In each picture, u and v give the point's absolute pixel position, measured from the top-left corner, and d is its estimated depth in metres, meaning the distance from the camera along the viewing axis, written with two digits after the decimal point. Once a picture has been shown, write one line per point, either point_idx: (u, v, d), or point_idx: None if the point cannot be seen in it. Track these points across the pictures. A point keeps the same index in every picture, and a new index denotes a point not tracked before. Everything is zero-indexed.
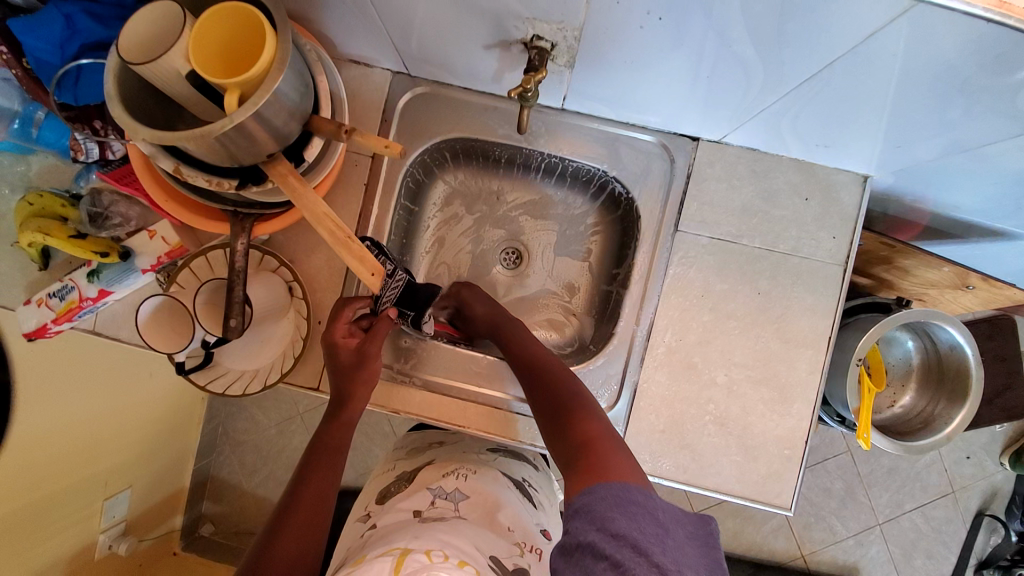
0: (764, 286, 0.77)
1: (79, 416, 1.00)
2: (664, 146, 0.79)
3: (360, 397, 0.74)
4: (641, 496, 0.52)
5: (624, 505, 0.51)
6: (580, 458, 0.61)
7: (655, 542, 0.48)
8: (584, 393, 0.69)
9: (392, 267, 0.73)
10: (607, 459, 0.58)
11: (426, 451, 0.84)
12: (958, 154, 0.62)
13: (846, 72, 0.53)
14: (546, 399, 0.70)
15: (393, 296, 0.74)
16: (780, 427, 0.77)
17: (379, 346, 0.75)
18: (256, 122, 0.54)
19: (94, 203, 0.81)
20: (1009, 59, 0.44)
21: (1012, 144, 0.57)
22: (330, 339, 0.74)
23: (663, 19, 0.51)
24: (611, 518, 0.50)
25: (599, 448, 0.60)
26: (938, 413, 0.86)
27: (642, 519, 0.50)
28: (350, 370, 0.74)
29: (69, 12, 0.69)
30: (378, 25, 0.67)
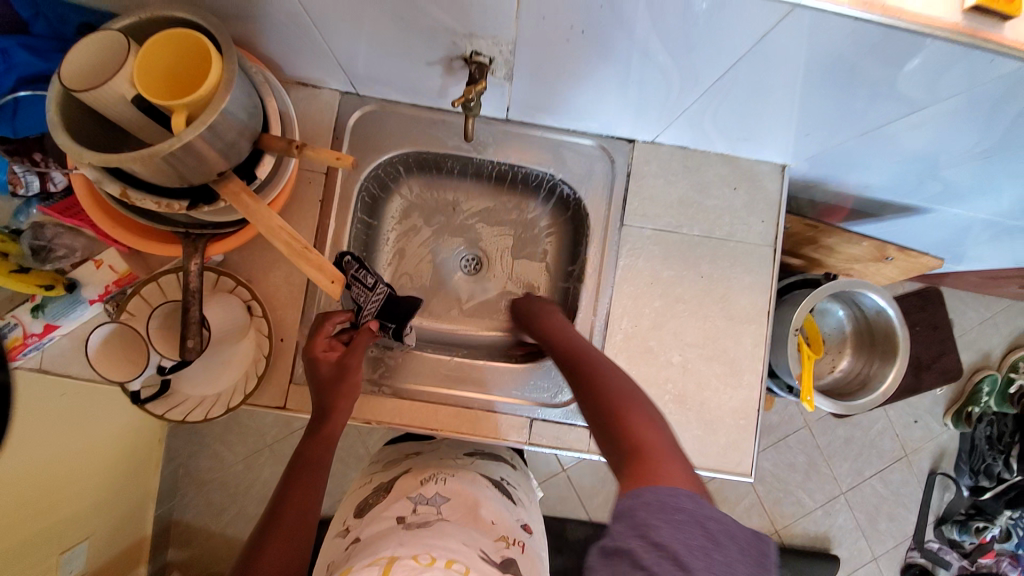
0: (706, 270, 0.83)
1: (42, 457, 0.97)
2: (604, 148, 0.85)
3: (342, 409, 0.74)
4: (692, 504, 0.46)
5: (671, 513, 0.45)
6: (626, 463, 0.53)
7: (700, 558, 0.42)
8: (639, 395, 0.60)
9: (373, 280, 0.77)
10: (660, 464, 0.51)
11: (405, 460, 0.83)
12: (864, 137, 0.70)
13: (748, 70, 0.60)
14: (596, 394, 0.62)
15: (374, 309, 0.78)
16: (734, 399, 0.83)
17: (359, 357, 0.76)
18: (206, 141, 0.56)
19: (36, 236, 0.78)
20: (889, 50, 0.52)
21: (903, 123, 0.65)
22: (311, 354, 0.76)
23: (586, 32, 0.57)
24: (653, 526, 0.44)
25: (652, 450, 0.52)
26: (873, 372, 0.94)
27: (691, 533, 0.44)
28: (331, 384, 0.74)
29: (5, 46, 0.69)
30: (323, 47, 0.70)
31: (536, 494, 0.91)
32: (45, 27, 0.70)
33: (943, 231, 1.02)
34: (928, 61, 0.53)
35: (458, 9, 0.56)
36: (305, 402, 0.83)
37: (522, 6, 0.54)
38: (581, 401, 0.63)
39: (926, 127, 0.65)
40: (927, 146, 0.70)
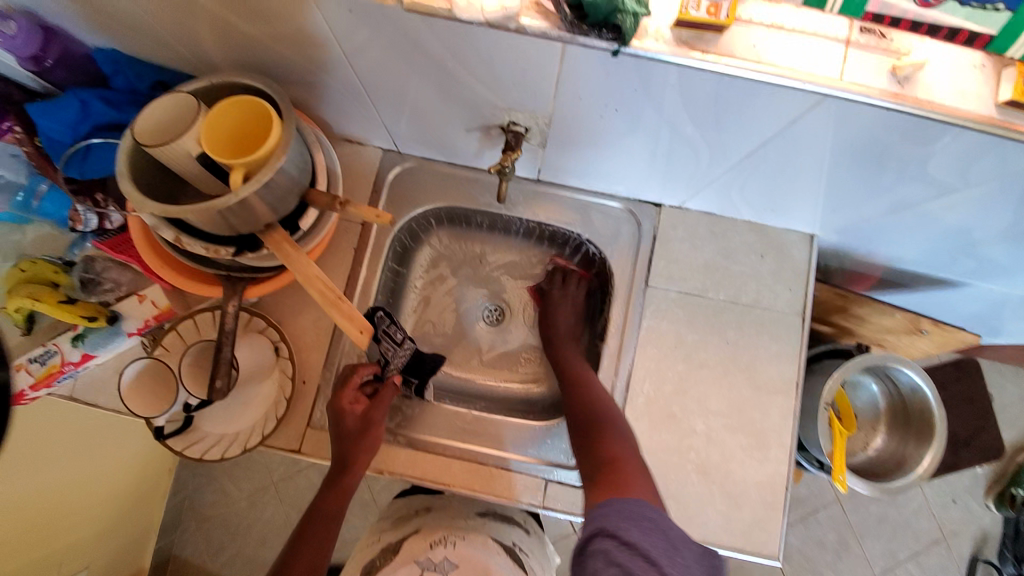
0: (731, 336, 0.82)
1: (48, 484, 0.97)
2: (631, 211, 0.87)
3: (364, 462, 0.76)
4: (657, 515, 0.57)
5: (639, 520, 0.56)
6: (602, 472, 0.68)
7: (662, 553, 0.53)
8: (615, 416, 0.75)
9: (402, 336, 0.81)
10: (630, 479, 0.65)
11: (415, 518, 0.81)
12: (900, 211, 0.70)
13: (777, 150, 0.62)
14: (580, 417, 0.76)
15: (399, 363, 0.82)
16: (760, 473, 0.79)
17: (383, 411, 0.78)
18: (259, 196, 0.59)
19: (87, 269, 0.84)
20: (918, 135, 0.53)
21: (941, 201, 0.65)
22: (337, 405, 0.76)
23: (620, 111, 0.60)
24: (624, 529, 0.55)
25: (625, 469, 0.67)
26: (908, 453, 0.89)
27: (653, 533, 0.55)
28: (353, 437, 0.76)
29: (85, 98, 0.75)
30: (372, 110, 0.75)
31: (552, 562, 0.88)
32: (124, 82, 0.76)
33: (979, 305, 0.99)
34: (956, 141, 0.52)
35: (500, 86, 0.60)
36: (320, 447, 0.83)
37: (562, 87, 0.58)
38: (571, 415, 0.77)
39: (966, 206, 0.65)
40: (967, 222, 0.68)
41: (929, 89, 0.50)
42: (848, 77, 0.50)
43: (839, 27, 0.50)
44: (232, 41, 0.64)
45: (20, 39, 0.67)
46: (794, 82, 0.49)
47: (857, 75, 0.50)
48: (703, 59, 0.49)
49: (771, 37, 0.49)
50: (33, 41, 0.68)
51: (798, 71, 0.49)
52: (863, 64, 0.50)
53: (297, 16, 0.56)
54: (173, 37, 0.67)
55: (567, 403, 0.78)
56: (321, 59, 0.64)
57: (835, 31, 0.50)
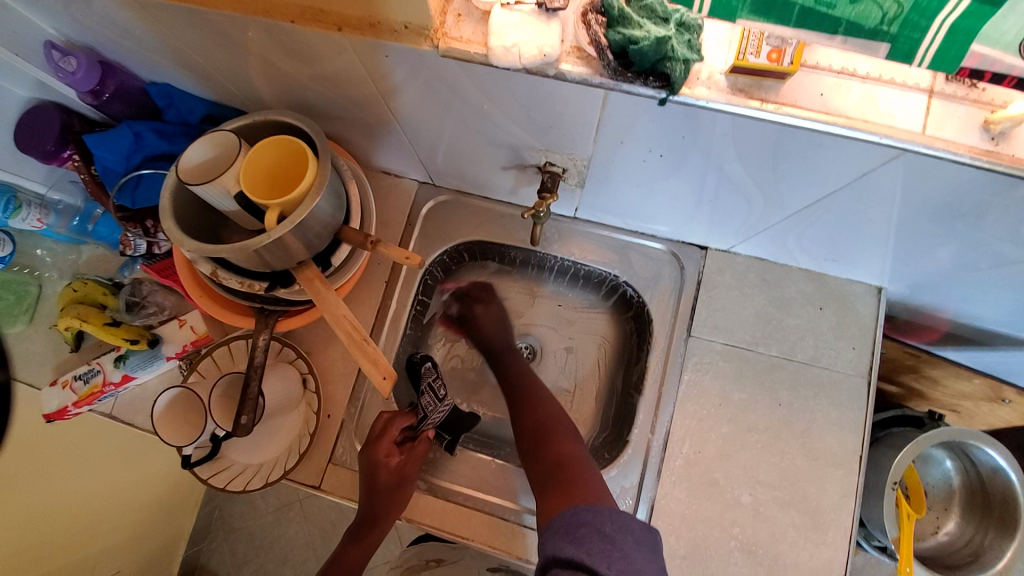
0: (784, 397, 0.75)
1: (78, 492, 0.99)
2: (674, 253, 0.82)
3: (391, 517, 0.74)
4: (592, 517, 0.58)
5: (574, 530, 0.58)
6: (553, 473, 0.69)
7: (601, 555, 0.54)
8: (562, 420, 0.76)
9: (444, 392, 0.81)
10: (580, 478, 0.67)
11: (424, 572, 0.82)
12: (992, 269, 0.60)
13: (843, 201, 0.55)
14: (529, 425, 0.76)
15: (437, 419, 0.80)
16: (815, 558, 0.71)
17: (417, 467, 0.76)
18: (293, 237, 0.59)
19: (133, 292, 0.88)
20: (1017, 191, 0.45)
21: None
22: (372, 457, 0.74)
23: (664, 156, 0.56)
24: (561, 546, 0.57)
25: (574, 469, 0.68)
26: (987, 545, 0.77)
27: (591, 539, 0.56)
28: (388, 494, 0.74)
29: (139, 130, 0.79)
30: (407, 145, 0.75)
31: None
32: (175, 115, 0.79)
33: None
34: None
35: (537, 130, 0.58)
36: (340, 485, 0.81)
37: (602, 133, 0.55)
38: (518, 417, 0.79)
39: None
40: None
41: None
42: (933, 131, 0.43)
43: (923, 75, 0.44)
44: (277, 81, 0.65)
45: (79, 74, 0.72)
46: (867, 134, 0.43)
47: (944, 129, 0.43)
48: (761, 109, 0.44)
49: (843, 85, 0.44)
50: (91, 75, 0.72)
51: (873, 122, 0.43)
52: (951, 117, 0.44)
53: (335, 57, 0.55)
54: (223, 75, 0.69)
55: (513, 414, 0.80)
56: (360, 98, 0.64)
57: (918, 79, 0.44)
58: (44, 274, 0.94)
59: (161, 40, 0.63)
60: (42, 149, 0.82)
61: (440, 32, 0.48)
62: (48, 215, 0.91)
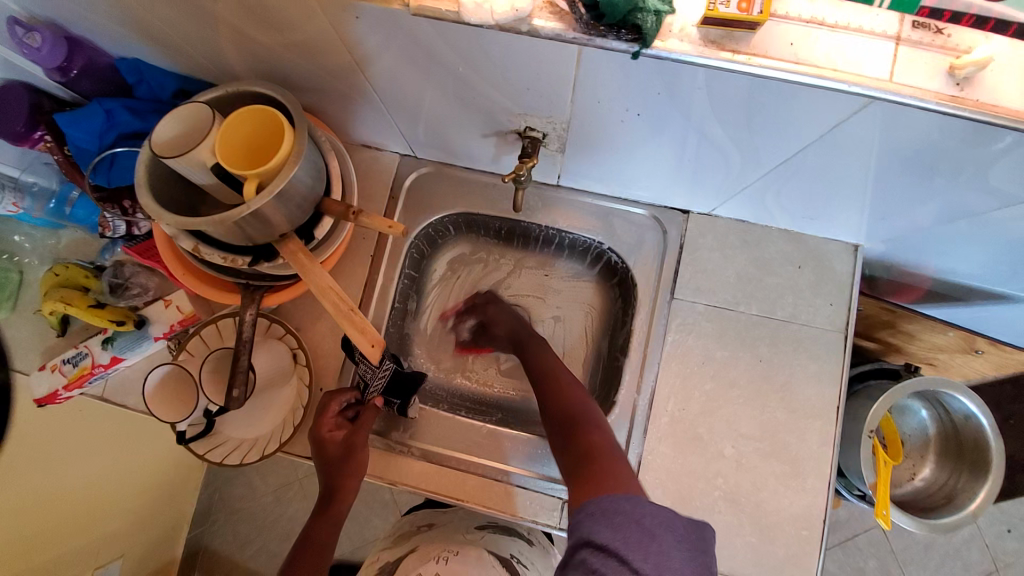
0: (764, 353, 0.78)
1: (61, 487, 0.98)
2: (657, 218, 0.83)
3: (350, 487, 0.75)
4: (631, 506, 0.55)
5: (612, 516, 0.54)
6: (583, 465, 0.65)
7: (637, 548, 0.51)
8: (592, 410, 0.73)
9: (380, 358, 0.75)
10: (609, 469, 0.63)
11: (414, 536, 0.85)
12: (960, 221, 0.62)
13: (817, 156, 0.56)
14: (557, 415, 0.73)
15: (380, 384, 0.78)
16: (795, 504, 0.74)
17: (365, 435, 0.77)
18: (273, 208, 0.59)
19: (117, 274, 0.88)
20: (982, 137, 0.46)
21: (1011, 211, 0.57)
22: (317, 434, 0.75)
23: (642, 115, 0.56)
24: (597, 531, 0.53)
25: (604, 458, 0.65)
26: (960, 487, 0.81)
27: (628, 529, 0.52)
28: (337, 464, 0.75)
29: (110, 107, 0.77)
30: (387, 116, 0.74)
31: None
32: (147, 91, 0.77)
33: None
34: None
35: (514, 92, 0.57)
36: None
37: (578, 92, 0.54)
38: (545, 407, 0.75)
39: None
40: None
41: (993, 90, 0.44)
42: (899, 78, 0.44)
43: (889, 21, 0.45)
44: (250, 51, 0.64)
45: (45, 49, 0.70)
46: (837, 83, 0.44)
47: (910, 75, 0.44)
48: (733, 60, 0.44)
49: (811, 33, 0.44)
50: (58, 50, 0.71)
51: (841, 70, 0.44)
52: (916, 64, 0.44)
53: (307, 23, 0.54)
54: (192, 47, 0.67)
55: (541, 401, 0.77)
56: (335, 67, 0.63)
57: (885, 26, 0.45)
58: (24, 259, 0.93)
59: (127, 12, 0.62)
60: (11, 130, 0.80)
61: None
62: (23, 199, 0.89)
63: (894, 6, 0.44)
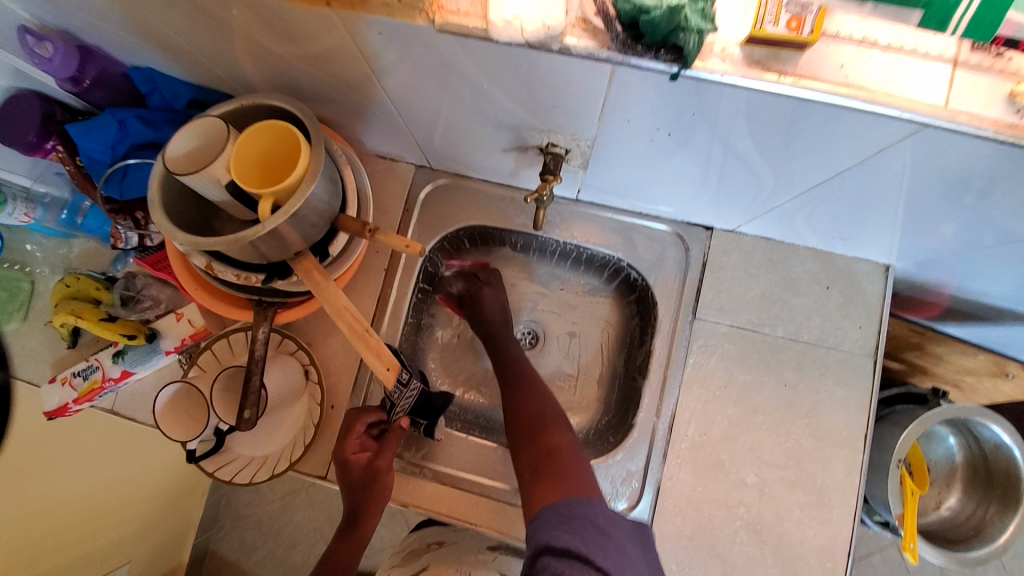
0: (790, 377, 0.75)
1: (65, 494, 0.96)
2: (679, 235, 0.80)
3: (376, 511, 0.75)
4: (584, 509, 0.60)
5: (568, 521, 0.59)
6: (542, 463, 0.69)
7: (596, 549, 0.56)
8: (555, 408, 0.76)
9: (408, 377, 0.70)
10: (568, 468, 0.67)
11: (422, 555, 0.83)
12: (1006, 245, 0.58)
13: (857, 178, 0.54)
14: (521, 413, 0.75)
15: (406, 405, 0.74)
16: (820, 536, 0.71)
17: (389, 459, 0.75)
18: (288, 227, 0.57)
19: (128, 286, 0.86)
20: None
21: None
22: (342, 456, 0.73)
23: (672, 134, 0.54)
24: (556, 536, 0.57)
25: (564, 458, 0.69)
26: (989, 519, 0.78)
27: (586, 531, 0.58)
28: (363, 486, 0.74)
29: (122, 117, 0.75)
30: (402, 127, 0.72)
31: None
32: (160, 100, 0.76)
33: None
34: None
35: (539, 109, 0.56)
36: None
37: (608, 109, 0.52)
38: (508, 400, 0.77)
39: None
40: None
41: None
42: (955, 105, 0.41)
43: (945, 44, 0.42)
44: (265, 62, 0.62)
45: (57, 60, 0.69)
46: (889, 108, 0.41)
47: (967, 101, 0.41)
48: (779, 82, 0.42)
49: (863, 55, 0.42)
50: (69, 61, 0.70)
51: (894, 94, 0.41)
52: (974, 88, 0.42)
53: (324, 34, 0.52)
54: (208, 59, 0.66)
55: (505, 398, 0.78)
56: (352, 78, 0.61)
57: (941, 48, 0.42)
58: (35, 269, 0.92)
59: (142, 24, 0.60)
60: (23, 140, 0.79)
61: (435, 4, 0.45)
62: (35, 209, 0.88)
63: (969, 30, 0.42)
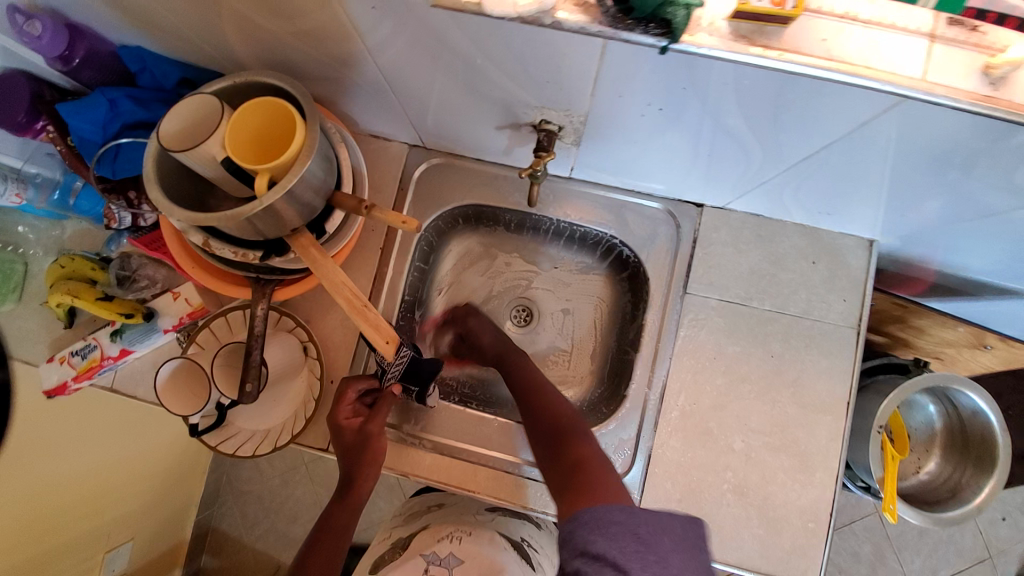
0: (776, 348, 0.78)
1: (66, 474, 0.97)
2: (670, 212, 0.82)
3: (369, 475, 0.76)
4: (627, 516, 0.54)
5: (605, 525, 0.53)
6: (569, 477, 0.66)
7: (633, 558, 0.49)
8: (581, 422, 0.74)
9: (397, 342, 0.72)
10: (595, 478, 0.64)
11: (425, 515, 0.87)
12: (986, 219, 0.60)
13: (841, 153, 0.55)
14: (543, 428, 0.74)
15: (397, 372, 0.76)
16: (802, 497, 0.75)
17: (381, 425, 0.77)
18: (286, 203, 0.58)
19: (123, 266, 0.87)
20: (994, 137, 0.45)
21: None
22: (334, 421, 0.77)
23: (663, 110, 0.55)
24: (591, 541, 0.52)
25: (592, 469, 0.66)
26: (965, 482, 0.82)
27: (624, 539, 0.51)
28: (357, 452, 0.76)
29: (113, 97, 0.75)
30: (396, 106, 0.73)
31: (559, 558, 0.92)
32: (150, 79, 0.75)
33: None
34: None
35: (532, 84, 0.56)
36: None
37: (600, 85, 0.53)
38: (528, 417, 0.76)
39: None
40: None
41: None
42: (933, 77, 0.43)
43: (923, 19, 0.44)
44: (256, 38, 0.62)
45: (46, 38, 0.68)
46: (870, 81, 0.43)
47: (945, 74, 0.43)
48: (764, 55, 0.43)
49: (845, 29, 0.43)
50: (59, 39, 0.69)
51: (875, 67, 0.43)
52: (951, 61, 0.43)
53: (317, 9, 0.52)
54: (199, 36, 0.65)
55: (523, 413, 0.77)
56: (344, 55, 0.61)
57: (919, 23, 0.44)
58: (28, 250, 0.92)
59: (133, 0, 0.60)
60: (14, 121, 0.79)
61: None
62: (26, 190, 0.88)
63: (939, 7, 0.44)
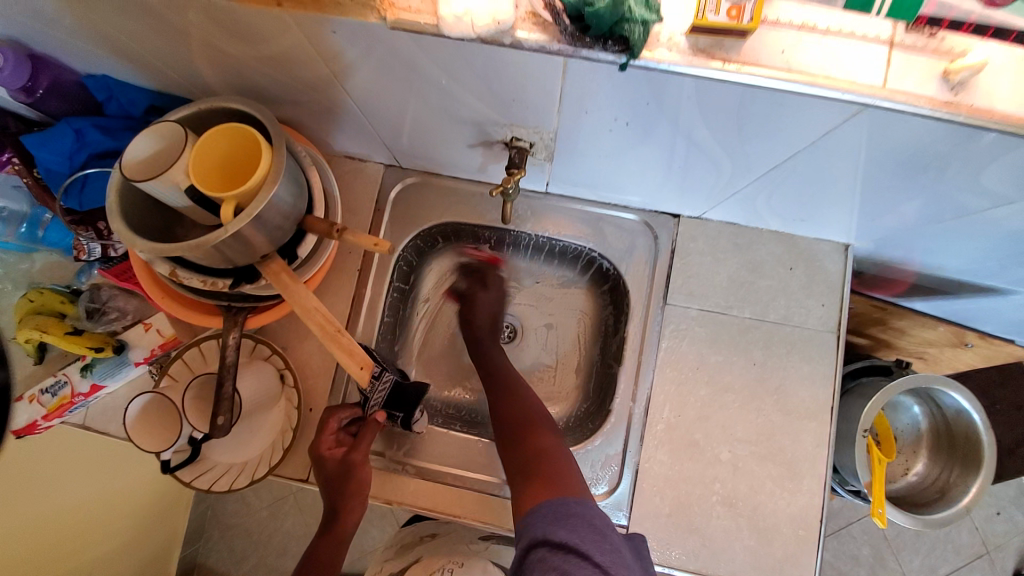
0: (758, 356, 0.77)
1: (42, 515, 0.92)
2: (647, 223, 0.82)
3: (354, 506, 0.74)
4: (581, 507, 0.60)
5: (566, 517, 0.59)
6: (532, 466, 0.67)
7: (592, 545, 0.56)
8: (545, 412, 0.75)
9: (381, 369, 0.70)
10: (559, 470, 0.66)
11: (416, 547, 0.84)
12: (961, 219, 0.60)
13: (809, 160, 0.56)
14: (509, 420, 0.74)
15: (381, 398, 0.74)
16: (792, 506, 0.74)
17: (364, 453, 0.75)
18: (252, 230, 0.57)
19: (93, 299, 0.83)
20: (952, 138, 0.46)
21: (1008, 210, 0.55)
22: (316, 451, 0.74)
23: (630, 124, 0.55)
24: (554, 532, 0.58)
25: (553, 461, 0.67)
26: (953, 482, 0.82)
27: (583, 527, 0.58)
28: (340, 481, 0.74)
29: (79, 126, 0.73)
30: (368, 127, 0.72)
31: None
32: (117, 108, 0.74)
33: None
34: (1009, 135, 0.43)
35: (498, 102, 0.56)
36: None
37: (565, 101, 0.53)
38: (500, 405, 0.76)
39: None
40: None
41: (991, 95, 0.43)
42: (893, 85, 0.43)
43: (881, 26, 0.44)
44: (222, 65, 0.62)
45: (6, 70, 0.66)
46: (830, 91, 0.43)
47: (906, 80, 0.43)
48: (724, 69, 0.43)
49: (803, 41, 0.44)
50: (21, 70, 0.67)
51: (834, 77, 0.43)
52: (910, 68, 0.44)
53: (278, 35, 0.52)
54: (164, 63, 0.65)
55: (494, 403, 0.77)
56: (311, 79, 0.61)
57: (877, 31, 0.44)
58: None
59: (94, 30, 0.59)
60: None
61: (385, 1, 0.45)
62: None
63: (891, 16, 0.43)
